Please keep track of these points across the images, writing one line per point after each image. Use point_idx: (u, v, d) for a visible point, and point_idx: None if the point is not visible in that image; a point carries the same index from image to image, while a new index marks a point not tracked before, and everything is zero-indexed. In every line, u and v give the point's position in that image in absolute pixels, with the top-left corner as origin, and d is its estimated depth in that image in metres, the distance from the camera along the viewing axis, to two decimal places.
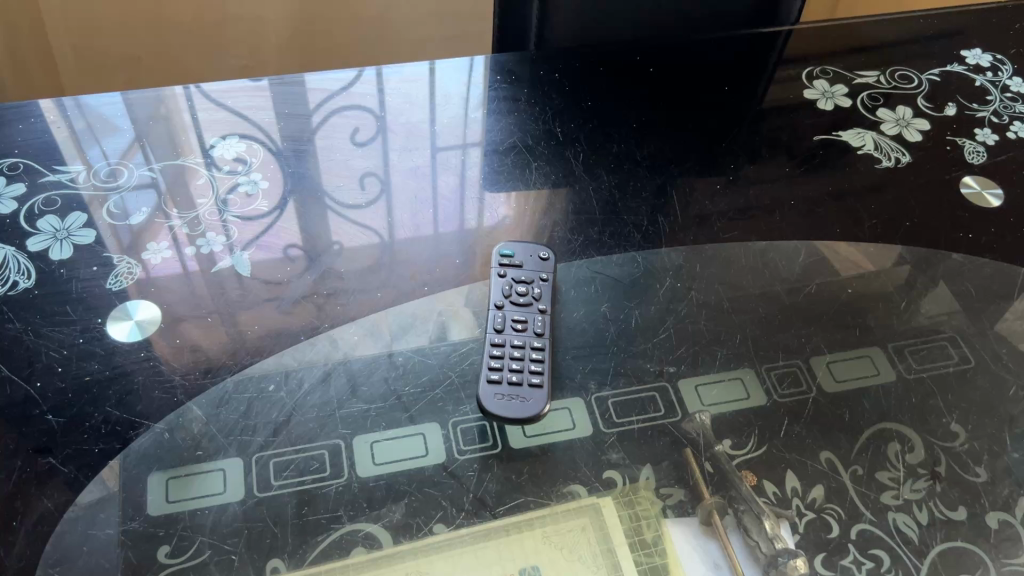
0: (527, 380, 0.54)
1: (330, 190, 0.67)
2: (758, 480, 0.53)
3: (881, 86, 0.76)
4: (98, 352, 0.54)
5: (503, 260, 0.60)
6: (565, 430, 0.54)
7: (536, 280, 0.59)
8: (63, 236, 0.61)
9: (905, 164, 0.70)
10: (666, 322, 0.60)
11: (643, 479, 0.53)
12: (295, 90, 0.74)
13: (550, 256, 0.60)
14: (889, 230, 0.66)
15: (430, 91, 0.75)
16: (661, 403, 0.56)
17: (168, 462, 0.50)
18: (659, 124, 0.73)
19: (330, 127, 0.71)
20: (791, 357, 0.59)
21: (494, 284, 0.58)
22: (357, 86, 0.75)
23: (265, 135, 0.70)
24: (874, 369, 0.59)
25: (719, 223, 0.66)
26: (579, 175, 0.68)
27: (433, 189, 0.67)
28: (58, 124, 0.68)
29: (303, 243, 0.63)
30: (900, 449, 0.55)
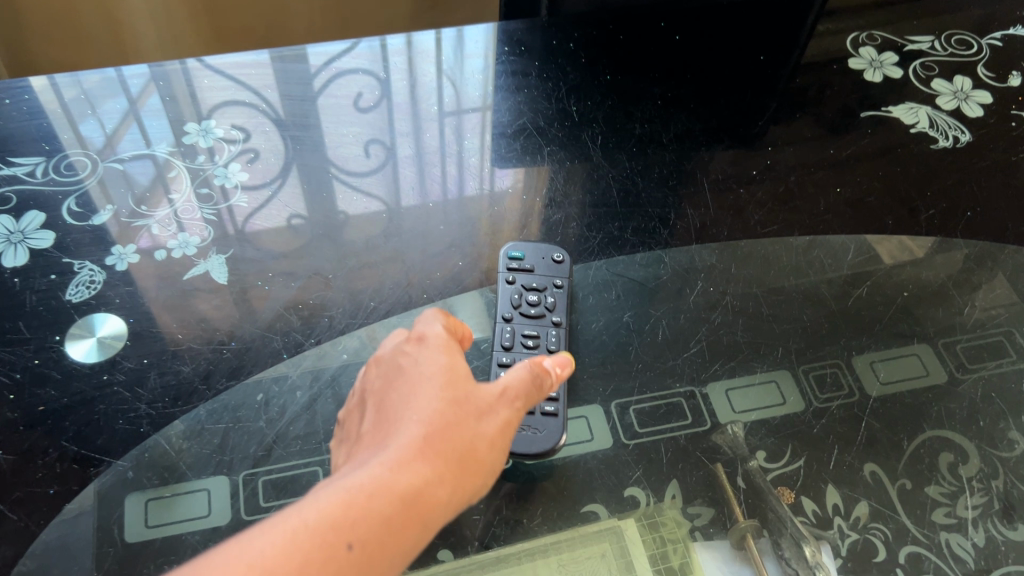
0: (540, 409, 0.47)
1: (333, 157, 0.61)
2: (796, 497, 0.47)
3: (936, 53, 0.68)
4: (54, 376, 0.48)
5: (511, 263, 0.53)
6: (583, 441, 0.48)
7: (550, 287, 0.52)
8: (17, 239, 0.54)
9: (964, 143, 0.62)
10: (697, 333, 0.53)
11: (669, 497, 0.46)
12: (291, 66, 0.66)
13: (565, 258, 0.53)
14: (949, 222, 0.59)
15: (434, 64, 0.67)
16: (686, 411, 0.49)
17: (130, 502, 0.44)
18: (687, 101, 0.65)
19: (327, 103, 0.64)
20: (834, 353, 0.52)
21: (501, 292, 0.52)
22: (348, 59, 0.67)
23: (264, 110, 0.63)
24: (926, 370, 0.52)
25: (757, 215, 0.58)
26: (597, 161, 0.61)
27: (434, 178, 0.60)
28: (20, 107, 0.61)
29: (310, 213, 0.58)
30: (953, 460, 0.49)
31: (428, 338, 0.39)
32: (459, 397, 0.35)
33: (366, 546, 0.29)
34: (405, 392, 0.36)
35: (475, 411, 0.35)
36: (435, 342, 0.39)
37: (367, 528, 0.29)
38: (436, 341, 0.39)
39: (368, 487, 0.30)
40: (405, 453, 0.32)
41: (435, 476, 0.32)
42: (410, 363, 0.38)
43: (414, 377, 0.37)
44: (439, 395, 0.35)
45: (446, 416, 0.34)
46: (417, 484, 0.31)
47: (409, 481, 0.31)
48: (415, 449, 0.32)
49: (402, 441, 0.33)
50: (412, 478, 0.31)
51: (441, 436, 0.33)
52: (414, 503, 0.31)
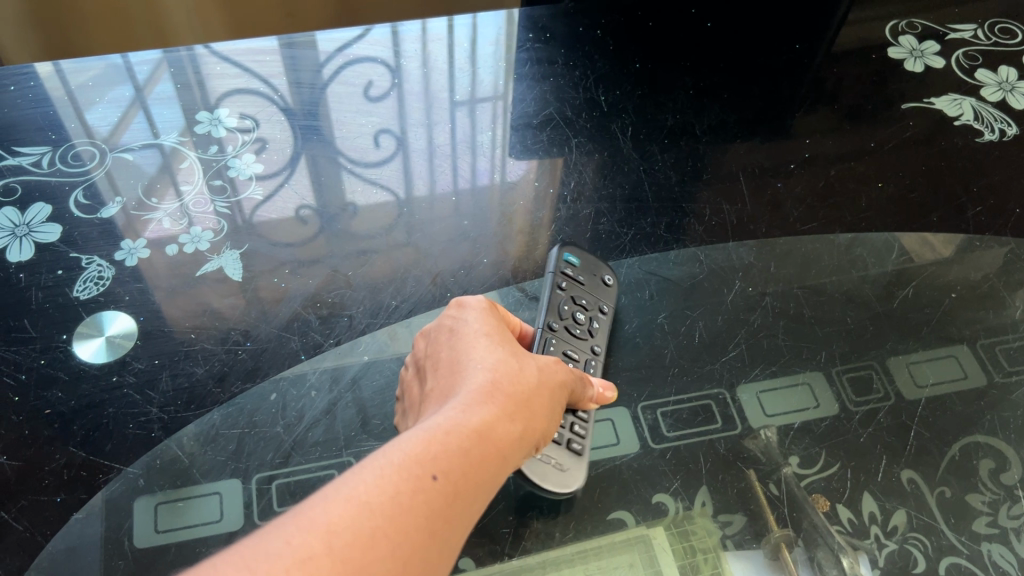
0: (568, 443, 0.43)
1: (343, 147, 0.58)
2: (833, 506, 0.44)
3: (980, 43, 0.65)
4: (61, 378, 0.46)
5: (566, 267, 0.49)
6: (609, 446, 0.46)
7: (597, 310, 0.49)
8: (23, 233, 0.52)
9: (1011, 137, 0.60)
10: (736, 336, 0.50)
11: (698, 505, 0.44)
12: (302, 53, 0.64)
13: (614, 282, 0.51)
14: (997, 219, 0.56)
15: (447, 50, 0.64)
16: (717, 415, 0.47)
17: (139, 508, 0.42)
18: (720, 91, 0.63)
19: (340, 89, 0.62)
20: (866, 358, 0.50)
21: (551, 297, 0.48)
22: (362, 46, 0.64)
23: (272, 98, 0.61)
24: (965, 373, 0.49)
25: (796, 212, 0.56)
26: (627, 154, 0.58)
27: (451, 167, 0.58)
28: (27, 95, 0.59)
29: (317, 203, 0.55)
30: (994, 467, 0.46)
31: (468, 303, 0.42)
32: (512, 353, 0.37)
33: (453, 477, 0.30)
34: (459, 349, 0.38)
35: (529, 364, 0.37)
36: (477, 306, 0.41)
37: (451, 460, 0.30)
38: (477, 306, 0.41)
39: (444, 425, 0.31)
40: (473, 397, 0.34)
41: (505, 418, 0.34)
42: (458, 324, 0.40)
43: (468, 336, 0.39)
44: (494, 351, 0.37)
45: (505, 368, 0.36)
46: (489, 423, 0.33)
47: (480, 419, 0.33)
48: (481, 394, 0.34)
49: (467, 387, 0.35)
50: (484, 417, 0.33)
51: (505, 381, 0.35)
52: (486, 441, 0.32)
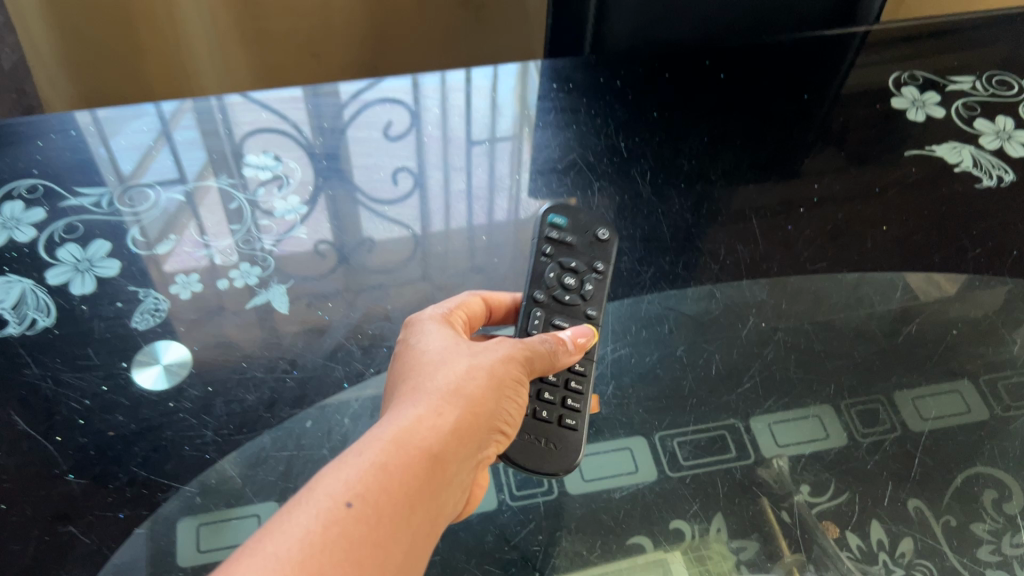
0: (558, 419, 0.46)
1: (362, 185, 0.63)
2: (842, 532, 0.47)
3: (978, 93, 0.69)
4: (123, 403, 0.49)
5: (552, 232, 0.53)
6: (628, 474, 0.49)
7: (589, 272, 0.52)
8: (85, 267, 0.55)
9: (1008, 183, 0.63)
10: (750, 368, 0.53)
11: (714, 531, 0.47)
12: (326, 101, 0.68)
13: (609, 237, 0.53)
14: (995, 260, 0.59)
15: (467, 98, 0.69)
16: (731, 445, 0.50)
17: (184, 527, 0.45)
18: (733, 138, 0.67)
19: (362, 130, 0.66)
20: (873, 392, 0.53)
21: (536, 267, 0.52)
22: (382, 92, 0.68)
23: (295, 137, 0.65)
24: (967, 407, 0.52)
25: (806, 253, 0.60)
26: (647, 197, 0.62)
27: (470, 206, 0.62)
28: (85, 138, 0.63)
29: (333, 239, 0.59)
30: (997, 497, 0.49)
31: (418, 323, 0.44)
32: (447, 362, 0.39)
33: (370, 494, 0.31)
34: (402, 371, 0.40)
35: (464, 367, 0.39)
36: (425, 326, 0.43)
37: (366, 479, 0.31)
38: (423, 326, 0.43)
39: (363, 444, 0.33)
40: (398, 414, 0.35)
41: (426, 420, 0.35)
42: (404, 347, 0.42)
43: (411, 356, 0.40)
44: (429, 366, 0.39)
45: (436, 379, 0.38)
46: (409, 429, 0.34)
47: (398, 430, 0.34)
48: (408, 409, 0.35)
49: (396, 407, 0.36)
50: (406, 428, 0.34)
51: (432, 392, 0.37)
52: (407, 448, 0.33)
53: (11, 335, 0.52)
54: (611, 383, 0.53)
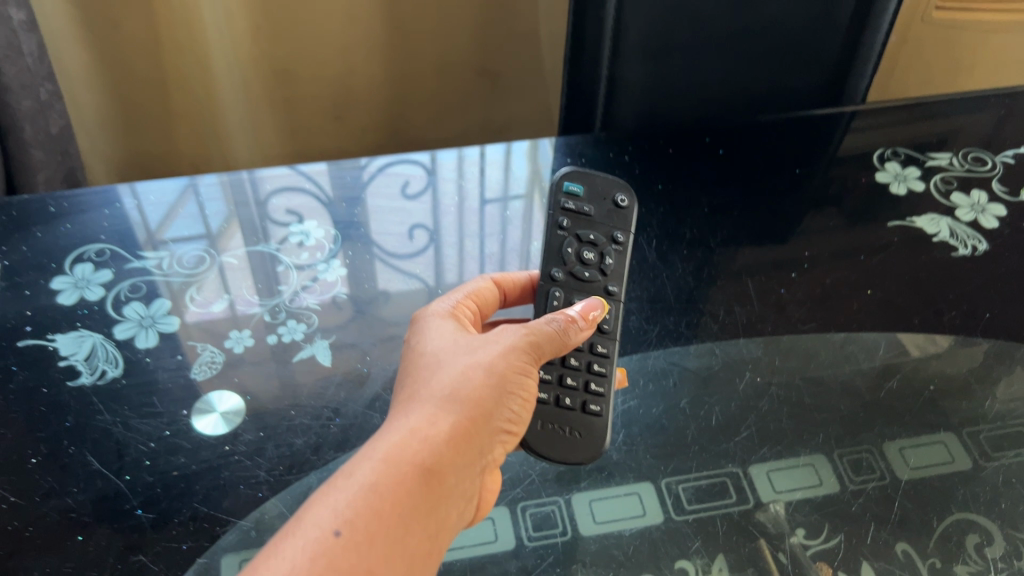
0: (582, 405, 0.53)
1: (379, 241, 0.71)
2: (833, 572, 0.51)
3: (955, 169, 0.77)
4: (185, 446, 0.55)
5: (568, 204, 0.60)
6: (636, 516, 0.54)
7: (606, 242, 0.59)
8: (148, 323, 0.62)
9: (982, 252, 0.70)
10: (746, 420, 0.59)
11: (716, 570, 0.51)
12: (347, 172, 0.77)
13: (627, 203, 0.60)
14: (969, 322, 0.65)
15: (479, 171, 0.78)
16: (731, 490, 0.55)
17: (229, 560, 0.50)
18: (731, 208, 0.75)
19: (379, 188, 0.76)
20: (863, 443, 0.58)
21: (555, 240, 0.59)
22: (399, 166, 0.78)
23: (316, 194, 0.74)
24: (952, 457, 0.57)
25: (797, 313, 0.66)
26: (653, 262, 0.70)
27: (481, 261, 0.70)
28: (148, 208, 0.71)
29: (350, 291, 0.67)
30: (979, 542, 0.53)
31: (428, 326, 0.50)
32: (445, 373, 0.45)
33: (358, 522, 0.36)
34: (409, 378, 0.46)
35: (460, 377, 0.44)
36: (433, 330, 0.49)
37: (357, 505, 0.37)
38: (432, 332, 0.49)
39: (359, 467, 0.38)
40: (393, 432, 0.41)
41: (418, 435, 0.41)
42: (414, 354, 0.48)
43: (417, 364, 0.46)
44: (429, 379, 0.45)
45: (432, 393, 0.43)
46: (402, 447, 0.40)
47: (391, 448, 0.40)
48: (404, 426, 0.41)
49: (395, 422, 0.42)
50: (397, 448, 0.40)
51: (426, 408, 0.42)
52: (396, 467, 0.39)
53: (84, 384, 0.58)
54: (621, 432, 0.58)
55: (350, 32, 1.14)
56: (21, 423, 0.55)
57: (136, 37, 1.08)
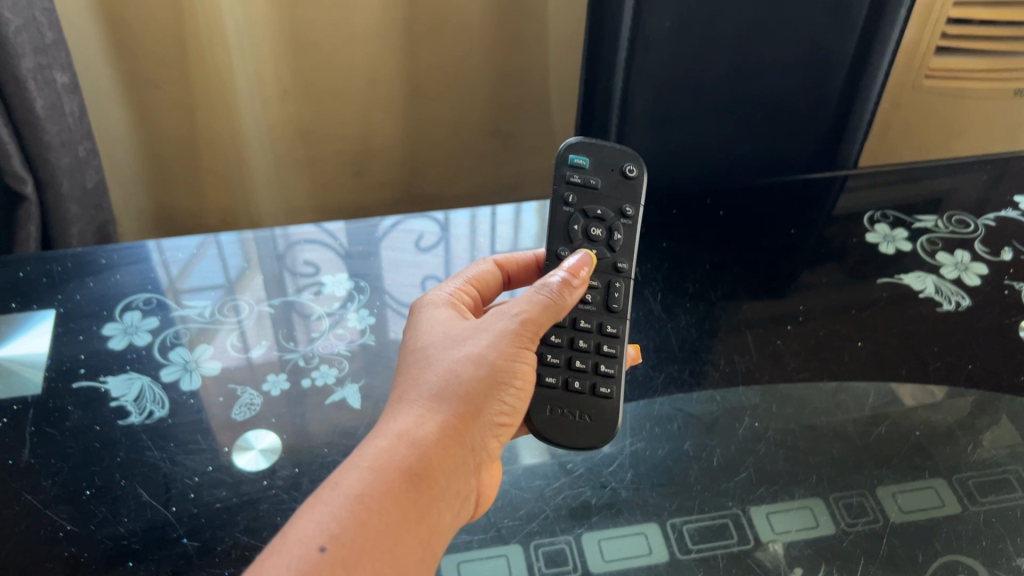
0: (592, 389, 0.58)
1: (395, 292, 0.77)
2: None
3: (940, 230, 0.83)
4: (226, 480, 0.59)
5: (576, 178, 0.63)
6: (643, 554, 0.57)
7: (614, 216, 0.63)
8: (192, 367, 0.68)
9: (965, 307, 0.75)
10: (745, 462, 0.63)
11: None
12: (361, 228, 0.83)
13: (635, 171, 0.64)
14: (953, 372, 0.70)
15: (493, 228, 0.84)
16: (733, 531, 0.58)
17: None
18: (731, 265, 0.81)
19: (396, 241, 0.82)
20: (858, 488, 0.61)
21: (563, 218, 0.63)
22: (414, 223, 0.84)
23: (332, 248, 0.81)
24: (942, 501, 0.60)
25: (792, 363, 0.71)
26: (659, 313, 0.76)
27: None
28: (192, 261, 0.78)
29: (361, 339, 0.72)
30: None
31: (423, 325, 0.55)
32: (431, 378, 0.49)
33: (342, 536, 0.40)
34: (402, 379, 0.51)
35: (446, 380, 0.49)
36: (426, 331, 0.54)
37: (341, 519, 0.40)
38: (424, 333, 0.54)
39: (345, 480, 0.42)
40: (379, 440, 0.45)
41: (402, 443, 0.45)
42: (407, 355, 0.53)
43: (409, 365, 0.51)
44: (417, 381, 0.50)
45: (418, 399, 0.48)
46: (386, 456, 0.44)
47: (376, 459, 0.44)
48: (391, 432, 0.46)
49: (383, 430, 0.46)
50: (381, 461, 0.44)
51: (411, 415, 0.47)
52: (379, 477, 0.43)
53: (134, 423, 0.63)
54: (629, 471, 0.62)
55: (373, 95, 1.20)
56: (77, 457, 0.60)
57: (172, 102, 1.16)
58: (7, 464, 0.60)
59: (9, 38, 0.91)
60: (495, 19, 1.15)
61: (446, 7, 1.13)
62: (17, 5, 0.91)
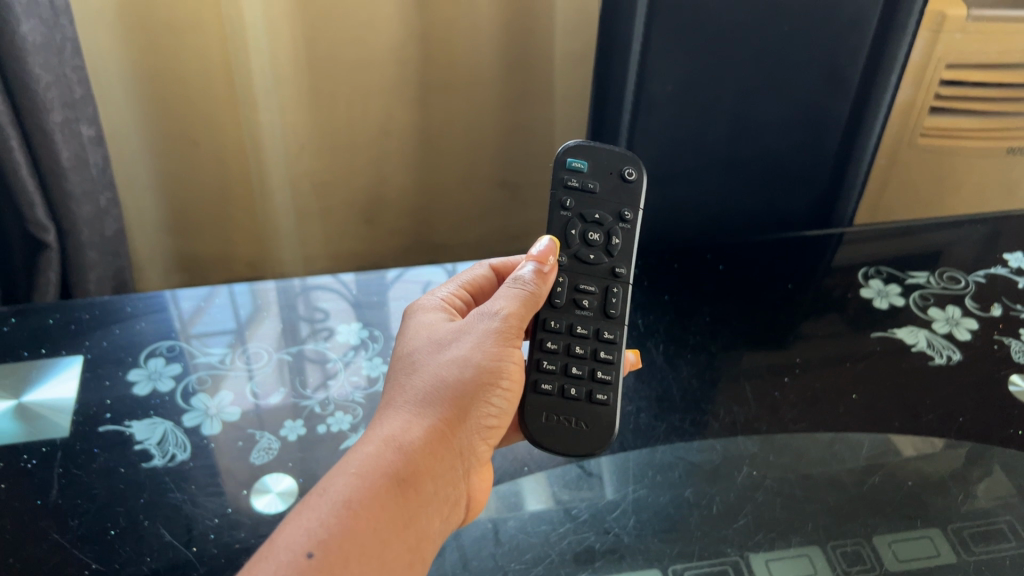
0: (589, 396, 0.61)
1: None
2: None
3: (932, 286, 0.86)
4: (245, 522, 0.62)
5: (574, 183, 0.67)
6: None
7: (612, 220, 0.66)
8: (212, 413, 0.71)
9: (956, 361, 0.78)
10: (744, 509, 0.65)
11: None
12: (370, 278, 0.86)
13: (634, 176, 0.67)
14: (945, 424, 0.72)
15: None
16: None
17: None
18: (730, 317, 0.84)
19: (404, 290, 0.85)
20: (856, 537, 0.63)
21: (562, 221, 0.66)
22: (423, 273, 0.87)
23: (344, 297, 0.84)
24: (937, 551, 0.62)
25: (789, 414, 0.73)
26: (660, 364, 0.79)
27: None
28: (213, 309, 0.81)
29: (368, 388, 0.74)
30: None
31: (412, 333, 0.60)
32: (417, 387, 0.54)
33: (327, 543, 0.43)
34: (390, 387, 0.55)
35: (430, 388, 0.53)
36: (414, 339, 0.59)
37: (327, 525, 0.44)
38: (413, 341, 0.59)
39: (332, 487, 0.46)
40: (366, 446, 0.49)
41: (386, 449, 0.49)
42: (396, 364, 0.58)
43: (397, 372, 0.56)
44: (404, 390, 0.54)
45: (403, 406, 0.52)
46: (371, 463, 0.48)
47: (362, 466, 0.48)
48: (377, 438, 0.50)
49: (369, 436, 0.51)
50: (366, 467, 0.48)
51: (395, 422, 0.51)
52: (363, 484, 0.47)
53: (157, 465, 0.66)
54: (632, 517, 0.64)
55: (385, 148, 1.25)
56: (103, 498, 0.63)
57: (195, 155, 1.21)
58: (35, 504, 0.62)
59: (39, 94, 0.95)
60: (504, 78, 1.20)
61: (457, 65, 1.18)
62: (49, 62, 0.96)
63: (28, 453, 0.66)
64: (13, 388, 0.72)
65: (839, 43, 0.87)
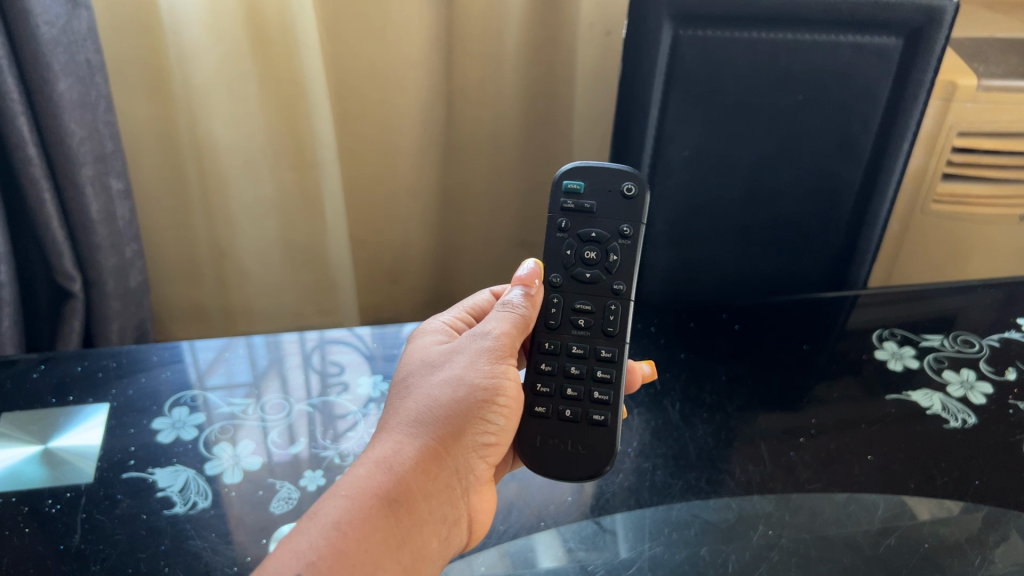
0: (588, 419, 0.63)
1: None
2: None
3: (946, 349, 0.87)
4: None
5: (570, 204, 0.68)
6: None
7: (611, 238, 0.67)
8: (234, 463, 0.72)
9: (971, 424, 0.78)
10: (759, 567, 0.65)
11: None
12: (388, 332, 0.88)
13: (635, 192, 0.67)
14: (960, 487, 0.72)
15: None
16: None
17: None
18: (745, 377, 0.85)
19: None
20: None
21: (557, 244, 0.68)
22: None
23: (362, 350, 0.85)
24: None
25: (805, 474, 0.74)
26: (677, 423, 0.80)
27: None
28: (234, 359, 0.83)
29: None
30: None
31: (410, 359, 0.63)
32: (409, 409, 0.57)
33: (317, 564, 0.46)
34: (386, 412, 0.58)
35: (422, 410, 0.56)
36: (411, 364, 0.62)
37: (317, 547, 0.47)
38: (410, 366, 0.62)
39: (325, 510, 0.49)
40: (357, 467, 0.52)
41: (376, 470, 0.52)
42: (393, 390, 0.61)
43: (393, 398, 0.59)
44: (398, 412, 0.57)
45: (396, 428, 0.55)
46: (361, 484, 0.51)
47: (353, 488, 0.51)
48: (369, 458, 0.53)
49: (363, 458, 0.54)
50: (356, 488, 0.51)
51: (386, 443, 0.54)
52: (353, 505, 0.49)
53: (178, 512, 0.67)
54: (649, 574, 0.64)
55: (406, 205, 1.28)
56: (124, 544, 0.64)
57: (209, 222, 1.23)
58: (58, 548, 0.63)
59: (72, 148, 0.98)
60: (523, 139, 1.23)
61: (477, 126, 1.21)
62: (83, 118, 0.99)
63: (52, 497, 0.67)
64: (39, 434, 0.73)
65: (851, 111, 0.89)
